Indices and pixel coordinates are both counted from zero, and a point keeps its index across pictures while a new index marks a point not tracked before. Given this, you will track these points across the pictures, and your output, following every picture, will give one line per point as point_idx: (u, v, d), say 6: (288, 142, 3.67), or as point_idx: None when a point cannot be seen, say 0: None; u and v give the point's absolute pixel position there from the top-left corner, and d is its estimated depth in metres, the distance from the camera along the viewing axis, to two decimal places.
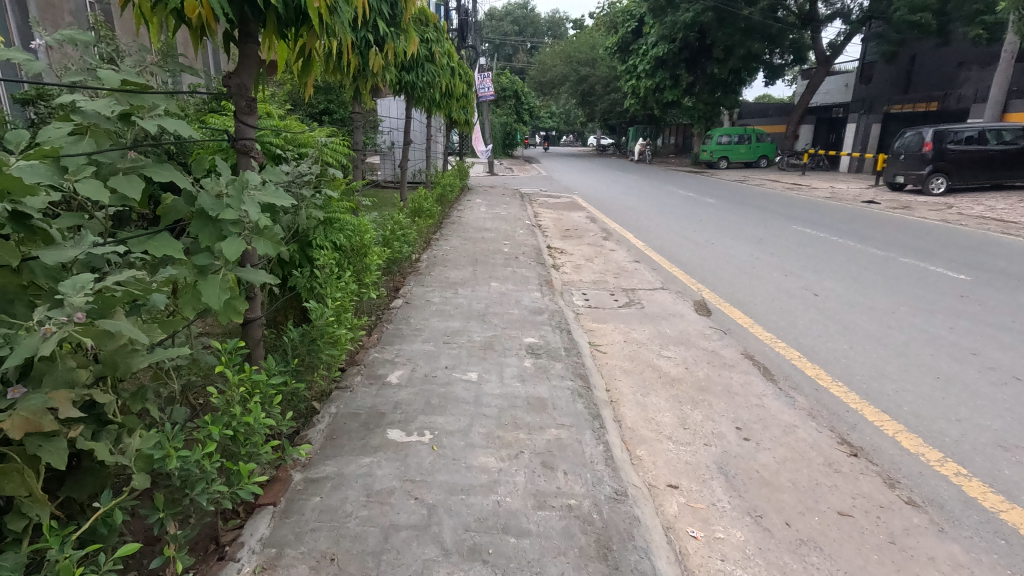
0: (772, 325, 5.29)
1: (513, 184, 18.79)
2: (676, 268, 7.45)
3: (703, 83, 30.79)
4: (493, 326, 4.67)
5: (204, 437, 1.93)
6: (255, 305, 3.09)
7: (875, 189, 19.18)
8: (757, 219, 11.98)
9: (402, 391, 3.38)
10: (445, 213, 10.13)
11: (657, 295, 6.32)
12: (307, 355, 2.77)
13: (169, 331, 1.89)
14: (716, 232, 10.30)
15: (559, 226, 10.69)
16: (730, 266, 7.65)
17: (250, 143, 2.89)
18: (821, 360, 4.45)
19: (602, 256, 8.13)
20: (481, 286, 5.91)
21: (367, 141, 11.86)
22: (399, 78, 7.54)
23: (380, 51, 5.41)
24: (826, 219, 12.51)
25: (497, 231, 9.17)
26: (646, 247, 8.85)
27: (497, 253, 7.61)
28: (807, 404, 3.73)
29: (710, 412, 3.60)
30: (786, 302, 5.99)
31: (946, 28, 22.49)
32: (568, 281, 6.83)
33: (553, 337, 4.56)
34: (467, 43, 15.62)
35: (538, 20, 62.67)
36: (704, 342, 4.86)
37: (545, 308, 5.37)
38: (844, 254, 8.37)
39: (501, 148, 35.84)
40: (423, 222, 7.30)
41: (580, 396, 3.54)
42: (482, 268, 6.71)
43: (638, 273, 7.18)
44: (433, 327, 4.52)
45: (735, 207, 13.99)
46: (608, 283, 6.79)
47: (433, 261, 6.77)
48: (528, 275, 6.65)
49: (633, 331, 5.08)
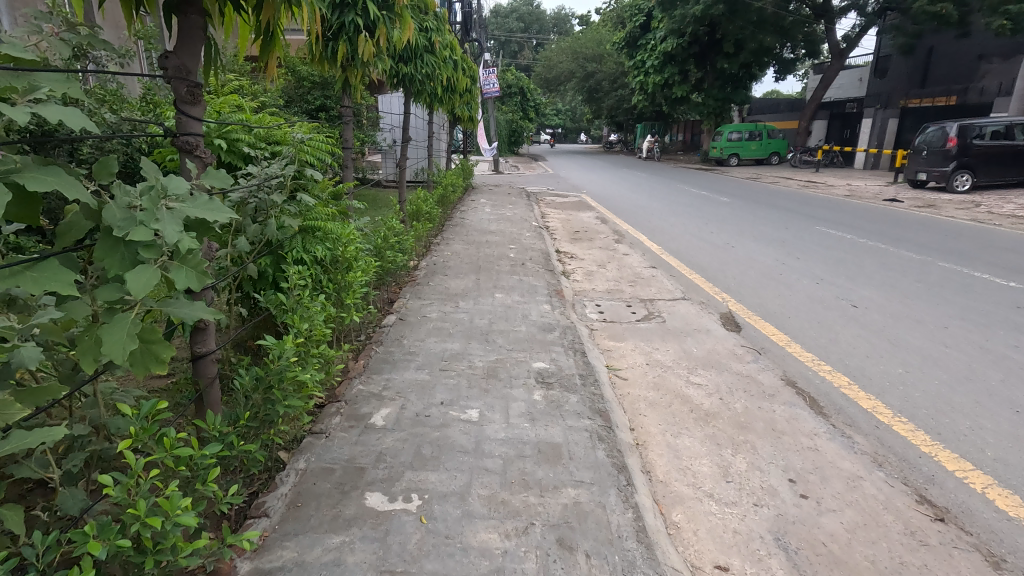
0: (811, 342, 4.70)
1: (520, 182, 18.18)
2: (696, 275, 6.86)
3: (713, 78, 30.09)
4: (497, 348, 4.10)
5: (85, 554, 1.37)
6: (207, 338, 2.55)
7: (895, 186, 18.46)
8: (777, 219, 11.34)
9: (387, 436, 2.82)
10: (448, 215, 9.58)
11: (678, 306, 5.73)
12: (262, 405, 2.22)
13: (33, 405, 1.36)
14: (735, 234, 9.69)
15: (568, 228, 10.11)
16: (754, 272, 7.06)
17: (195, 139, 2.31)
18: (876, 388, 3.85)
19: (615, 262, 7.55)
20: (484, 298, 5.35)
21: (366, 139, 11.32)
22: (395, 70, 7.00)
23: (371, 37, 4.86)
24: (850, 218, 11.85)
25: (502, 234, 8.61)
26: (662, 250, 8.26)
27: (502, 259, 7.05)
28: (870, 448, 3.14)
29: (755, 458, 3.01)
30: (823, 315, 5.39)
31: (967, 19, 21.67)
32: (580, 290, 6.26)
33: (566, 361, 3.99)
34: (470, 37, 15.05)
35: (544, 17, 61.97)
36: (737, 365, 4.26)
37: (555, 324, 4.80)
38: (878, 257, 7.74)
39: (506, 146, 35.27)
40: (423, 226, 6.75)
41: (600, 441, 2.97)
42: (486, 276, 6.15)
43: (655, 281, 6.59)
44: (429, 349, 3.96)
45: (751, 206, 13.36)
46: (623, 292, 6.21)
47: (433, 269, 6.22)
48: (536, 284, 6.09)
49: (655, 352, 4.50)
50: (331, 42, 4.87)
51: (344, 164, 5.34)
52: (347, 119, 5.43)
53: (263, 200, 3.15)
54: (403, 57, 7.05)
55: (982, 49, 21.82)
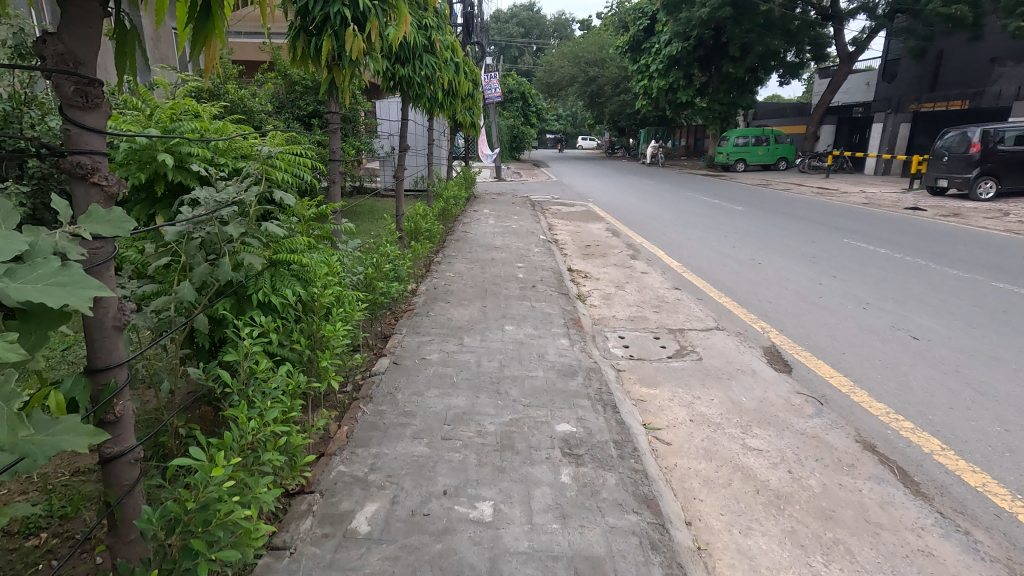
0: (878, 388, 4.00)
1: (524, 190, 17.53)
2: (726, 299, 6.16)
3: (718, 82, 29.46)
4: (510, 405, 3.38)
5: None
6: (123, 434, 1.85)
7: (913, 193, 17.79)
8: (800, 231, 10.64)
9: (373, 553, 2.11)
10: (449, 229, 8.89)
11: (713, 339, 5.03)
12: (179, 558, 1.53)
13: None
14: (759, 249, 8.99)
15: (578, 241, 9.43)
16: (790, 294, 6.36)
17: (95, 160, 1.61)
18: (978, 457, 3.14)
19: (634, 282, 6.85)
20: (492, 331, 4.65)
21: (363, 146, 10.68)
22: (392, 71, 6.37)
23: (361, 32, 4.16)
24: (875, 228, 11.15)
25: (508, 250, 7.91)
26: (684, 268, 7.56)
27: (510, 281, 6.35)
28: (999, 553, 2.43)
29: (855, 570, 2.31)
30: (882, 350, 4.69)
31: (981, 21, 21.06)
32: (599, 318, 5.56)
33: (595, 421, 3.28)
34: (473, 40, 14.45)
35: (545, 22, 61.64)
36: (797, 421, 3.55)
37: (577, 367, 4.09)
38: (923, 277, 7.03)
39: (508, 152, 34.83)
40: (422, 245, 6.08)
41: (654, 550, 2.26)
42: (493, 303, 5.45)
43: (682, 306, 5.89)
44: (428, 408, 3.24)
45: (769, 216, 12.68)
46: (648, 320, 5.50)
47: (433, 294, 5.53)
48: (551, 311, 5.39)
49: (697, 402, 3.78)
50: (314, 38, 4.18)
51: (332, 178, 4.62)
52: (334, 126, 4.69)
53: (217, 234, 2.48)
54: (398, 56, 6.40)
55: (995, 52, 21.22)
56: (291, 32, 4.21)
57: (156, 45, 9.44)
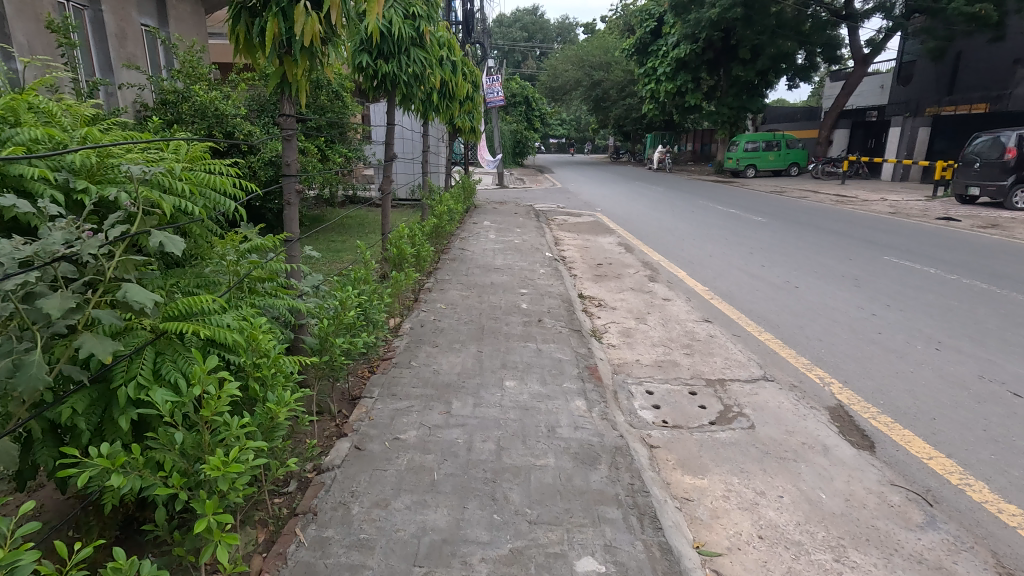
0: (1000, 479, 3.02)
1: (528, 199, 16.65)
2: (768, 337, 5.20)
3: (727, 86, 28.56)
4: (510, 522, 2.40)
5: None
6: None
7: (940, 201, 16.80)
8: (832, 246, 9.65)
9: None
10: (445, 248, 7.96)
11: (763, 394, 4.06)
12: None
13: None
14: (792, 268, 8.03)
15: (588, 259, 8.49)
16: (842, 330, 5.39)
17: None
18: None
19: (657, 312, 5.90)
20: (490, 390, 3.69)
21: (352, 152, 9.77)
22: (374, 69, 5.50)
23: (318, 10, 3.24)
24: (912, 242, 10.17)
25: (511, 272, 6.97)
26: (711, 294, 6.60)
27: (511, 312, 5.40)
28: None
29: None
30: (980, 412, 3.72)
31: (1005, 21, 20.13)
32: (620, 363, 4.60)
33: (632, 549, 2.32)
34: (472, 39, 13.52)
35: (548, 26, 60.94)
36: (906, 537, 2.58)
37: (599, 448, 3.12)
38: (993, 305, 6.06)
39: (510, 156, 33.84)
40: (408, 272, 5.12)
41: None
42: (492, 345, 4.49)
43: (718, 348, 4.91)
44: (393, 534, 2.29)
45: (794, 227, 11.72)
46: (679, 367, 4.53)
47: (420, 334, 4.57)
48: (562, 356, 4.43)
49: (762, 503, 2.81)
50: (258, 17, 3.26)
51: (287, 198, 3.63)
52: (290, 133, 3.58)
53: (31, 307, 1.55)
54: (382, 51, 5.56)
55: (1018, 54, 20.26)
56: (230, 11, 3.29)
57: (121, 43, 8.34)
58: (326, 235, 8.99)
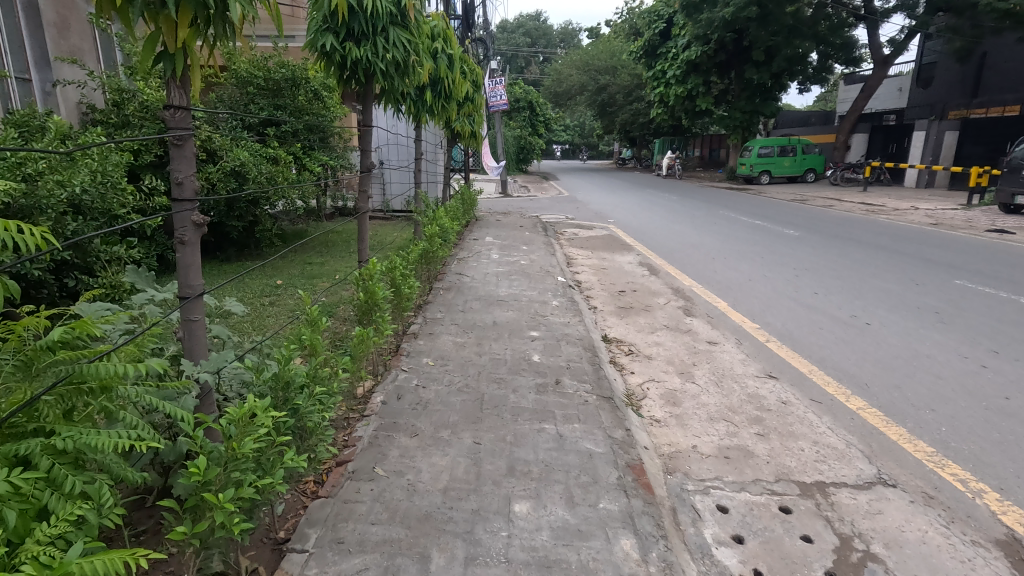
0: None
1: (533, 209, 15.35)
2: (864, 406, 3.90)
3: (740, 89, 27.27)
4: None
5: None
6: None
7: (981, 211, 15.45)
8: (888, 266, 8.33)
9: None
10: (439, 275, 6.70)
11: (891, 513, 2.78)
12: None
13: None
14: (852, 295, 6.74)
15: (607, 285, 7.20)
16: (956, 392, 4.08)
17: None
18: None
19: (705, 363, 4.60)
20: (488, 528, 2.40)
21: (333, 161, 8.53)
22: (343, 53, 4.28)
23: None
24: (976, 260, 8.85)
25: (517, 306, 5.68)
26: (767, 336, 5.30)
27: (519, 370, 4.11)
28: None
29: None
30: None
31: None
32: (671, 453, 3.31)
33: None
34: (472, 36, 12.26)
35: (551, 32, 59.88)
36: None
37: None
38: None
39: (515, 164, 32.53)
40: (382, 326, 3.83)
41: None
42: (493, 430, 3.21)
43: (799, 425, 3.61)
44: None
45: (834, 242, 10.42)
46: (756, 459, 3.23)
47: (393, 416, 3.28)
48: (593, 447, 3.14)
49: None
50: None
51: (178, 234, 2.35)
52: (181, 136, 2.27)
53: None
54: (352, 31, 4.33)
55: None
56: None
57: (63, 33, 7.16)
58: (303, 255, 7.77)
